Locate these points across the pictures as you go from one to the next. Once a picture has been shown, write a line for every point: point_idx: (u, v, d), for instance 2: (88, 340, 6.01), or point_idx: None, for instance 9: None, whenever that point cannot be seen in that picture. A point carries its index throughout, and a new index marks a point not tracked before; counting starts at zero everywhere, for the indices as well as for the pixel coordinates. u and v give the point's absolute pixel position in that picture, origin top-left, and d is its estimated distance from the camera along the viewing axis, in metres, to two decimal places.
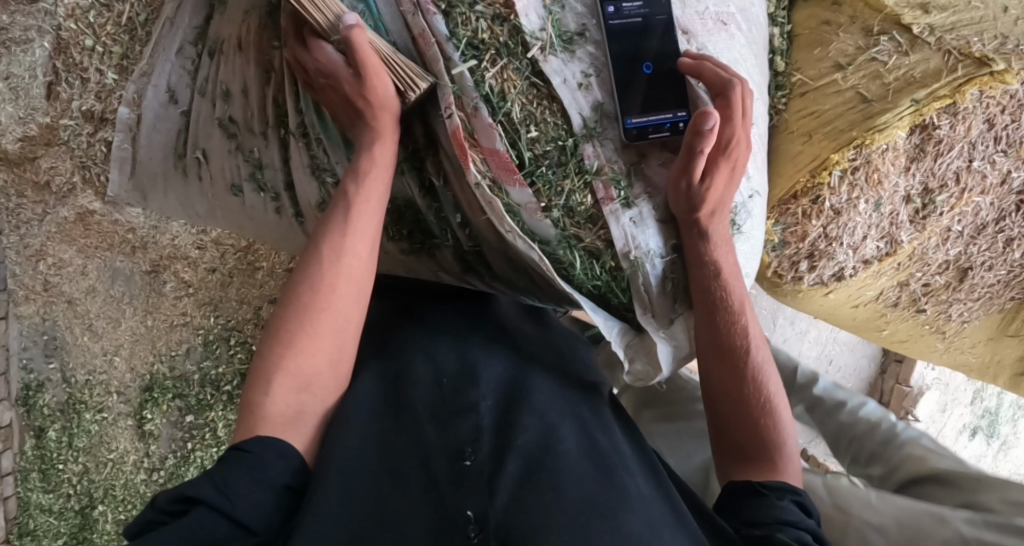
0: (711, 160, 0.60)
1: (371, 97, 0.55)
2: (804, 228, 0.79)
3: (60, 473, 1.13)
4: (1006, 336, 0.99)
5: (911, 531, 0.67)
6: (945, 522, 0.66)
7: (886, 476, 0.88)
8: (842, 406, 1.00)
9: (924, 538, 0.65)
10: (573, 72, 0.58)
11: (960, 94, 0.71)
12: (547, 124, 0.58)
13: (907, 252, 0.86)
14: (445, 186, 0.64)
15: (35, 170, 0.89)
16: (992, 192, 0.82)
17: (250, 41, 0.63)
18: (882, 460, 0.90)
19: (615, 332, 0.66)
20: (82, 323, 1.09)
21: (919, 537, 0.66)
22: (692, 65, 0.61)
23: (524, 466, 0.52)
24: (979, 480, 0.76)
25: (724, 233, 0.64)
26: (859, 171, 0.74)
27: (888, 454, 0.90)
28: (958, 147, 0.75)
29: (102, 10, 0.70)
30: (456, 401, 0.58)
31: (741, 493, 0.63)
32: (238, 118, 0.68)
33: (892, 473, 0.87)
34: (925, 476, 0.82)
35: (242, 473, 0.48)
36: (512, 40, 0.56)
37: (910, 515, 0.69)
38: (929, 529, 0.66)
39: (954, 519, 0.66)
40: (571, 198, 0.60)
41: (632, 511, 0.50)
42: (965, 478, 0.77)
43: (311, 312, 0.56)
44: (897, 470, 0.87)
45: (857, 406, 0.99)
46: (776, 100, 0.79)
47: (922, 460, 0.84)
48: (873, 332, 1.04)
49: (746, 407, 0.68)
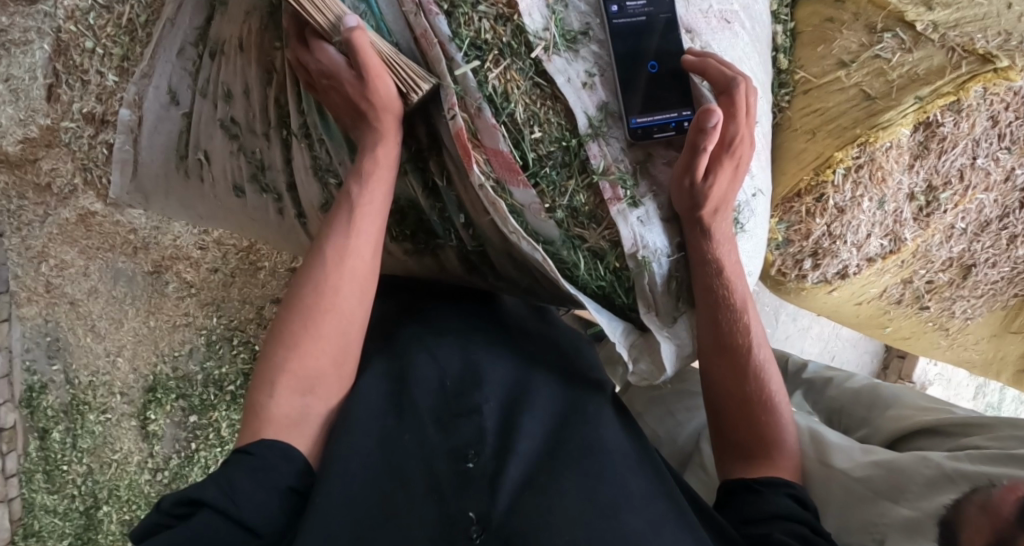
0: (714, 157, 0.60)
1: (374, 98, 0.55)
2: (807, 226, 0.79)
3: (65, 474, 1.13)
4: (1010, 333, 0.99)
5: (893, 476, 0.62)
6: (925, 460, 0.61)
7: (868, 436, 0.79)
8: (830, 384, 0.90)
9: (905, 480, 0.61)
10: (576, 72, 0.58)
11: (963, 91, 0.70)
12: (550, 124, 0.58)
13: (911, 250, 0.85)
14: (449, 186, 0.64)
15: (36, 172, 0.89)
16: (996, 189, 0.82)
17: (252, 41, 0.63)
18: (868, 422, 0.81)
19: (620, 332, 0.66)
20: (85, 325, 1.09)
21: (901, 480, 0.61)
22: (696, 63, 0.61)
23: (526, 472, 0.53)
24: (967, 422, 0.68)
25: (727, 232, 0.64)
26: (863, 169, 0.74)
27: (871, 415, 0.81)
28: (961, 144, 0.75)
29: (102, 11, 0.69)
30: (458, 403, 0.58)
31: (739, 491, 0.64)
32: (240, 119, 0.67)
33: (874, 432, 0.78)
34: (911, 431, 0.74)
35: (246, 476, 0.48)
36: (515, 39, 0.56)
37: (891, 460, 0.64)
38: (909, 469, 0.61)
39: (935, 457, 0.60)
40: (575, 198, 0.59)
41: (634, 512, 0.52)
42: (955, 422, 0.69)
43: (316, 316, 0.56)
44: (879, 428, 0.78)
45: (844, 379, 0.90)
46: (779, 98, 0.79)
47: (907, 414, 0.76)
48: (876, 330, 1.04)
49: (750, 406, 0.68)
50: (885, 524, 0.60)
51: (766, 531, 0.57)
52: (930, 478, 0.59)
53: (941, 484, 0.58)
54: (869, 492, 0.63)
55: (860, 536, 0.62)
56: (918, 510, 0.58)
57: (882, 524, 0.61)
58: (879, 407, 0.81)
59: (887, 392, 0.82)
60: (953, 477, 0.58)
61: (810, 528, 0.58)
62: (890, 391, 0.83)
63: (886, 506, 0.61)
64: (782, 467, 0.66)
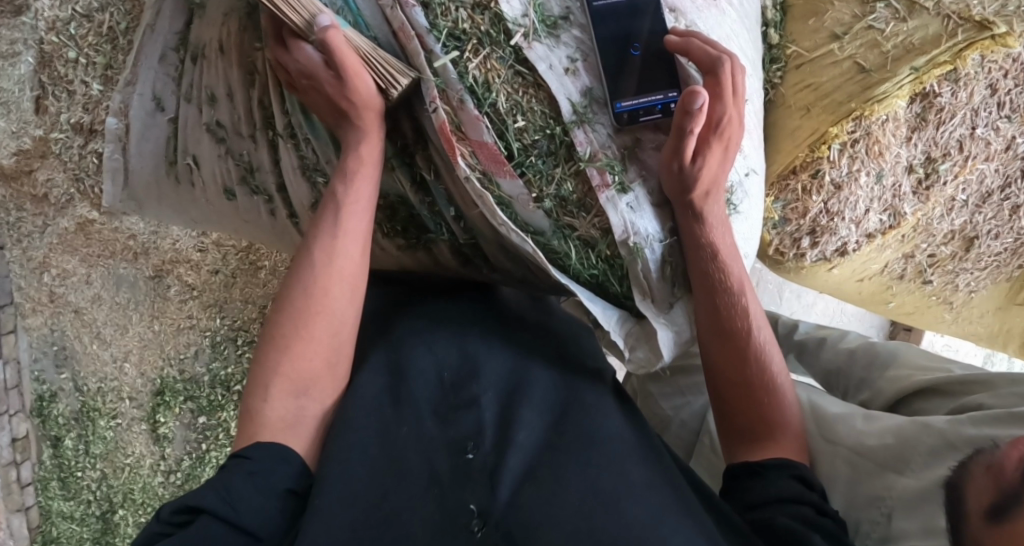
0: (702, 139, 0.59)
1: (354, 97, 0.55)
2: (805, 204, 0.77)
3: (80, 480, 1.16)
4: (1015, 304, 0.98)
5: (896, 447, 0.62)
6: (927, 428, 0.61)
7: (869, 401, 0.78)
8: (824, 344, 0.90)
9: (910, 451, 0.61)
10: (558, 58, 0.56)
11: (960, 60, 0.69)
12: (534, 113, 0.57)
13: (912, 224, 0.84)
14: (437, 180, 0.63)
15: (33, 184, 0.89)
16: (997, 158, 0.80)
17: (231, 43, 0.62)
18: (868, 385, 0.80)
19: (614, 321, 0.65)
20: (91, 332, 1.10)
21: (906, 451, 0.61)
22: (679, 43, 0.59)
23: (526, 463, 0.53)
24: (966, 380, 0.69)
25: (720, 214, 0.62)
26: (859, 144, 0.73)
27: (871, 377, 0.81)
28: (960, 114, 0.74)
29: (82, 21, 0.69)
30: (458, 397, 0.58)
31: (741, 476, 0.63)
32: (226, 122, 0.67)
33: (875, 396, 0.78)
34: (912, 392, 0.73)
35: (244, 480, 0.49)
36: (493, 28, 0.54)
37: (893, 429, 0.63)
38: (912, 439, 0.61)
39: (936, 423, 0.60)
40: (562, 187, 0.59)
41: (637, 500, 0.52)
42: (952, 380, 0.70)
43: (306, 316, 0.56)
44: (881, 391, 0.77)
45: (838, 339, 0.90)
46: (771, 74, 0.77)
47: (906, 375, 0.75)
48: (879, 305, 1.02)
49: (749, 388, 0.67)
50: (891, 497, 0.61)
51: (768, 514, 0.57)
52: (934, 447, 0.59)
53: (946, 452, 0.58)
54: (873, 465, 0.63)
55: (867, 511, 0.62)
56: (924, 481, 0.58)
57: (887, 498, 0.61)
58: (879, 369, 0.80)
59: (885, 350, 0.81)
60: (955, 444, 0.58)
61: (816, 508, 0.58)
62: (887, 349, 0.82)
63: (892, 478, 0.61)
64: (782, 446, 0.65)
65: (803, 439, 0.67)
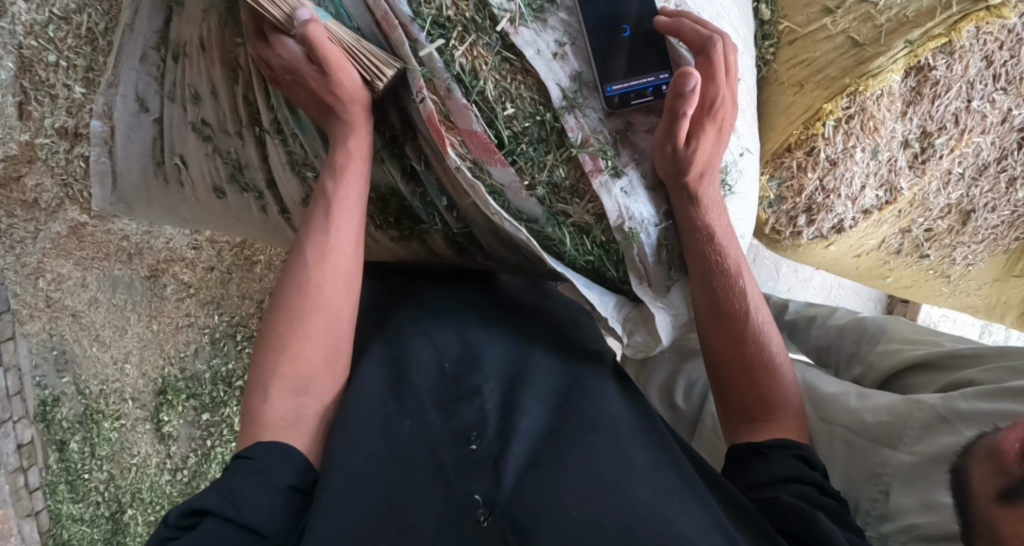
0: (696, 122, 0.58)
1: (339, 91, 0.54)
2: (800, 182, 0.77)
3: (88, 482, 1.17)
4: (1013, 277, 0.98)
5: (889, 423, 0.63)
6: (919, 404, 0.62)
7: (863, 376, 0.78)
8: (814, 321, 0.91)
9: (902, 426, 0.62)
10: (546, 43, 0.55)
11: (955, 32, 0.68)
12: (523, 100, 0.55)
13: (908, 199, 0.83)
14: (428, 170, 0.63)
15: (22, 190, 0.89)
16: (992, 131, 0.79)
17: (212, 39, 0.61)
18: (859, 359, 0.81)
19: (612, 307, 0.65)
20: (90, 335, 1.09)
21: (898, 425, 0.62)
22: (669, 24, 0.58)
23: (529, 451, 0.53)
24: (958, 354, 0.69)
25: (715, 195, 0.62)
26: (854, 120, 0.72)
27: (861, 351, 0.81)
28: (956, 87, 0.73)
29: (60, 23, 0.68)
30: (457, 385, 0.57)
31: (744, 455, 0.64)
32: (211, 120, 0.66)
33: (868, 371, 0.78)
34: (904, 367, 0.74)
35: (247, 480, 0.49)
36: (479, 14, 0.53)
37: (886, 406, 0.65)
38: (905, 414, 0.62)
39: (929, 400, 0.62)
40: (554, 173, 0.58)
41: (640, 483, 0.51)
42: (944, 354, 0.71)
43: (301, 314, 0.56)
44: (872, 366, 0.77)
45: (827, 315, 0.91)
46: (763, 51, 0.76)
47: (896, 349, 0.76)
48: (877, 280, 1.03)
49: (747, 368, 0.67)
50: (888, 473, 0.61)
51: (774, 493, 0.57)
52: (925, 421, 0.61)
53: (938, 426, 0.60)
54: (866, 442, 0.64)
55: (866, 488, 0.63)
56: (917, 454, 0.59)
57: (884, 474, 0.61)
58: (869, 342, 0.81)
59: (873, 324, 0.82)
60: (948, 419, 0.59)
61: (817, 487, 0.58)
62: (874, 322, 0.83)
63: (887, 454, 0.62)
64: (783, 424, 0.66)
65: (802, 416, 0.68)
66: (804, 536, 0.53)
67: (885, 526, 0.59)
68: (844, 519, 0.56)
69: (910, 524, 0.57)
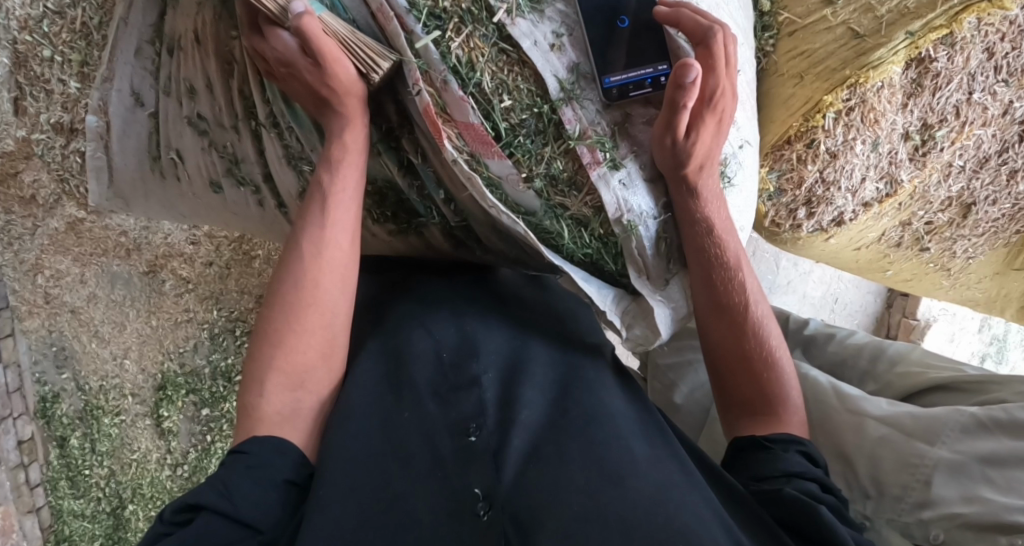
0: (695, 114, 0.57)
1: (335, 84, 0.53)
2: (799, 174, 0.76)
3: (88, 478, 1.17)
4: (1013, 270, 0.98)
5: (926, 420, 0.65)
6: (958, 409, 0.63)
7: (879, 391, 0.80)
8: (831, 339, 0.93)
9: (939, 425, 0.63)
10: (543, 34, 0.54)
11: (956, 23, 0.67)
12: (520, 92, 0.55)
13: (908, 192, 0.83)
14: (425, 163, 0.62)
15: (19, 186, 0.88)
16: (993, 123, 0.78)
17: (207, 33, 0.60)
18: (874, 378, 0.82)
19: (610, 300, 0.66)
20: (89, 331, 1.10)
21: (934, 424, 0.64)
22: (669, 14, 0.57)
23: (530, 442, 0.52)
24: (983, 381, 0.70)
25: (714, 188, 0.62)
26: (855, 112, 0.71)
27: (877, 369, 0.83)
28: (956, 80, 0.72)
29: (54, 17, 0.67)
30: (457, 377, 0.57)
31: (747, 448, 0.64)
32: (207, 114, 0.66)
33: (884, 387, 0.80)
34: (924, 388, 0.75)
35: (241, 475, 0.48)
36: (475, 5, 0.52)
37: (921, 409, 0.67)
38: (942, 415, 0.64)
39: (968, 407, 0.63)
40: (552, 165, 0.57)
41: (643, 475, 0.51)
42: (967, 380, 0.71)
43: (297, 309, 0.55)
44: (889, 384, 0.79)
45: (846, 335, 0.92)
46: (763, 42, 0.75)
47: (915, 369, 0.78)
48: (878, 273, 1.03)
49: (747, 361, 0.68)
50: (926, 464, 0.62)
51: (775, 486, 0.57)
52: (964, 425, 0.62)
53: (977, 430, 0.61)
54: (903, 437, 0.65)
55: (901, 476, 0.63)
56: (959, 453, 0.60)
57: (922, 465, 0.62)
58: (886, 362, 0.82)
59: (892, 348, 0.84)
60: (988, 426, 0.61)
61: (818, 483, 0.58)
62: (895, 347, 0.84)
63: (921, 447, 0.63)
64: (784, 419, 0.65)
65: (802, 409, 0.67)
66: (807, 530, 0.53)
67: (925, 513, 0.59)
68: (843, 515, 0.56)
69: (953, 512, 0.57)
